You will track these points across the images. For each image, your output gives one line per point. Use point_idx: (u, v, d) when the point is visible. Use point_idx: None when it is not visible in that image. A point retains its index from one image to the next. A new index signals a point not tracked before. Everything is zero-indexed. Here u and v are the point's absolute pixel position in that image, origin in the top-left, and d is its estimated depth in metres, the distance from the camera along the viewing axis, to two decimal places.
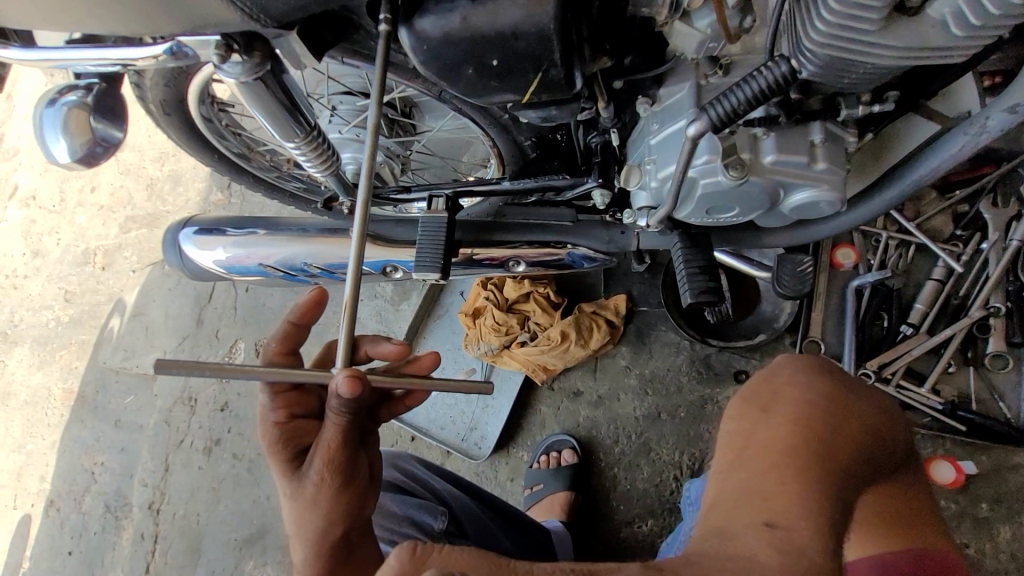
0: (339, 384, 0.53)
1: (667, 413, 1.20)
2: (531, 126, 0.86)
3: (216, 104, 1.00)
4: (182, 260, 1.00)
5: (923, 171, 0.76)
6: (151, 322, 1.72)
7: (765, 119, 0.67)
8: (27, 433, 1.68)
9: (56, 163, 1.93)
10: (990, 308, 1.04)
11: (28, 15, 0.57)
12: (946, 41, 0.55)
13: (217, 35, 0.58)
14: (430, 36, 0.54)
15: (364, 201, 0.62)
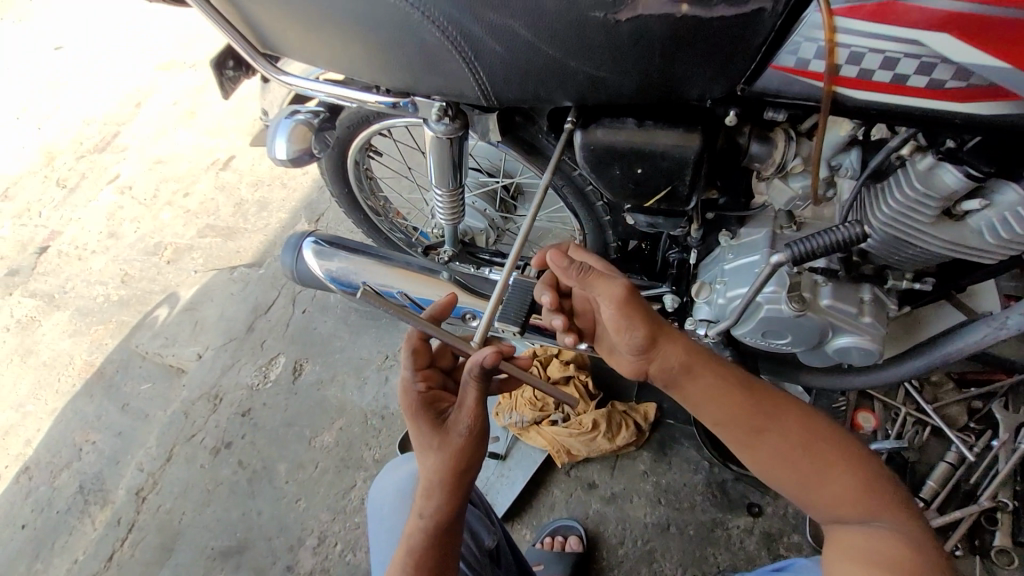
0: (485, 353, 0.64)
1: (677, 526, 1.23)
2: (622, 231, 1.02)
3: (366, 153, 1.18)
4: (294, 263, 1.16)
5: (948, 348, 0.88)
6: (202, 318, 1.74)
7: (827, 271, 0.83)
8: (31, 394, 1.68)
9: (161, 165, 2.09)
10: (998, 501, 1.10)
11: (313, 50, 0.75)
12: (981, 245, 0.72)
13: (438, 101, 0.77)
14: (598, 141, 0.72)
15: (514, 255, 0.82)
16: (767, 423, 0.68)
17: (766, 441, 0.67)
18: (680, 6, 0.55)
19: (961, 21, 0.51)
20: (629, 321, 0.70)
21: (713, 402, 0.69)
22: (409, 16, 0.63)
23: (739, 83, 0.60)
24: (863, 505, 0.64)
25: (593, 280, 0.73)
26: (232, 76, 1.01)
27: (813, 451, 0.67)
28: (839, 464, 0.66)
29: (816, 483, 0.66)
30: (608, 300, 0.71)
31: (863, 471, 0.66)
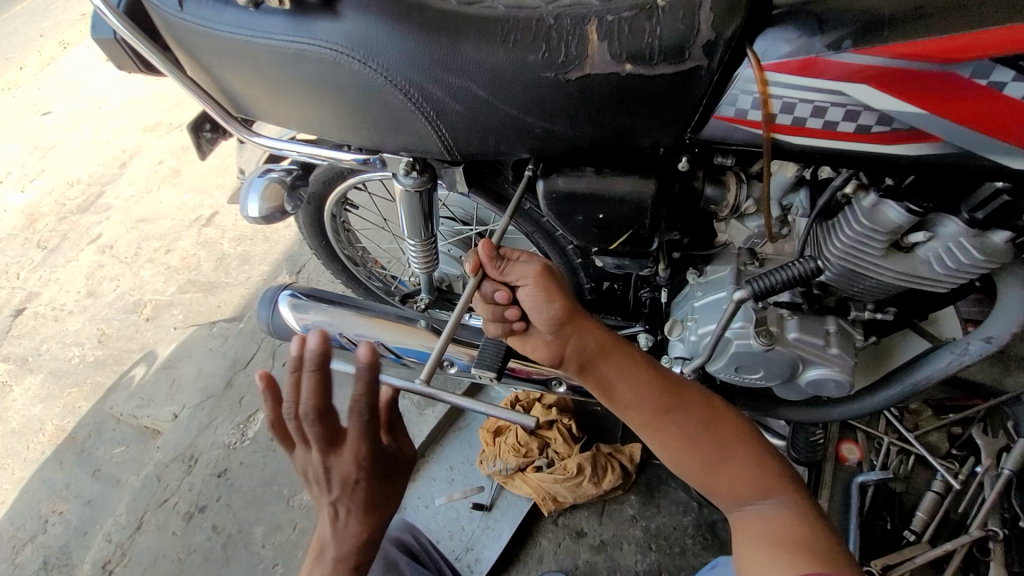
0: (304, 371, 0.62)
1: (669, 574, 1.19)
2: (595, 273, 1.04)
3: (343, 206, 1.20)
4: (269, 315, 1.16)
5: (919, 375, 0.90)
6: (179, 377, 1.70)
7: (790, 304, 0.85)
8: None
9: (143, 224, 2.10)
10: (987, 530, 1.07)
11: (284, 114, 0.78)
12: (932, 275, 0.74)
13: (405, 157, 0.80)
14: (560, 189, 0.74)
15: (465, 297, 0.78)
16: (672, 406, 0.74)
17: (672, 424, 0.73)
18: (624, 65, 0.59)
19: (879, 72, 0.55)
20: (549, 295, 0.76)
21: (624, 384, 0.75)
22: (374, 82, 0.66)
23: (687, 131, 0.64)
24: (760, 485, 0.70)
25: (509, 268, 0.79)
26: (209, 138, 1.04)
27: (715, 434, 0.73)
28: (730, 442, 0.72)
29: (718, 465, 0.71)
30: (530, 281, 0.77)
31: (757, 454, 0.73)
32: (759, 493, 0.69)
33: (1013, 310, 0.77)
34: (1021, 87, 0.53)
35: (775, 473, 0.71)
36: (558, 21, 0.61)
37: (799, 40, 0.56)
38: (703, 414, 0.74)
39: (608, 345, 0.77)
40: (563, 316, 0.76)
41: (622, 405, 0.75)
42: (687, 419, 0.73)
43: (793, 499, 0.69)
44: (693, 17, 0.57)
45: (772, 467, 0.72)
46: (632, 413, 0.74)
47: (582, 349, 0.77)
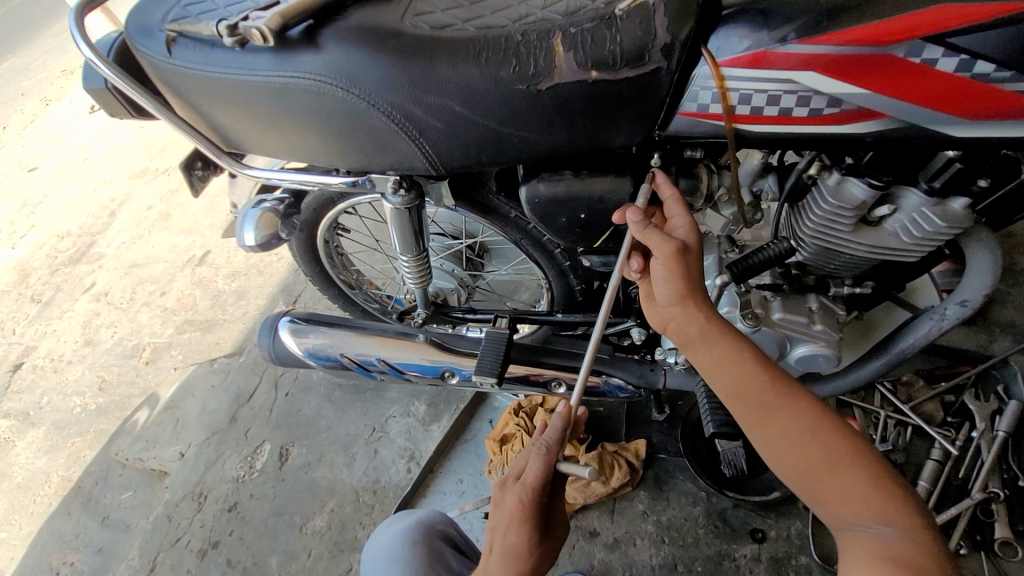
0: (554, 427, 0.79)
1: (684, 565, 1.20)
2: (585, 274, 1.07)
3: (335, 230, 1.24)
4: (271, 343, 1.18)
5: (903, 345, 0.93)
6: (183, 416, 1.71)
7: (772, 285, 0.89)
8: (4, 519, 1.61)
9: (137, 268, 2.12)
10: (990, 491, 1.11)
11: (274, 146, 0.82)
12: (902, 245, 0.78)
13: (392, 176, 0.83)
14: (542, 194, 0.78)
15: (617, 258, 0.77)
16: (779, 403, 0.67)
17: (777, 424, 0.66)
18: (590, 72, 0.63)
19: (823, 60, 0.59)
20: (676, 275, 0.71)
21: (724, 374, 0.70)
22: (357, 107, 0.70)
23: (654, 129, 0.68)
24: (872, 504, 0.61)
25: (648, 235, 0.72)
26: (201, 175, 1.07)
27: (828, 441, 0.64)
28: (837, 454, 0.64)
29: (824, 475, 0.63)
30: (660, 257, 0.71)
31: (874, 472, 0.63)
32: (870, 514, 0.60)
33: (983, 271, 0.81)
34: (952, 61, 0.57)
35: (893, 495, 0.61)
36: (525, 37, 0.65)
37: (748, 38, 0.60)
38: (808, 416, 0.66)
39: (712, 332, 0.71)
40: (680, 295, 0.72)
41: (724, 394, 0.70)
42: (795, 421, 0.66)
43: (915, 528, 0.59)
44: (650, 24, 0.61)
45: (889, 488, 0.62)
46: (733, 404, 0.69)
47: (688, 328, 0.72)
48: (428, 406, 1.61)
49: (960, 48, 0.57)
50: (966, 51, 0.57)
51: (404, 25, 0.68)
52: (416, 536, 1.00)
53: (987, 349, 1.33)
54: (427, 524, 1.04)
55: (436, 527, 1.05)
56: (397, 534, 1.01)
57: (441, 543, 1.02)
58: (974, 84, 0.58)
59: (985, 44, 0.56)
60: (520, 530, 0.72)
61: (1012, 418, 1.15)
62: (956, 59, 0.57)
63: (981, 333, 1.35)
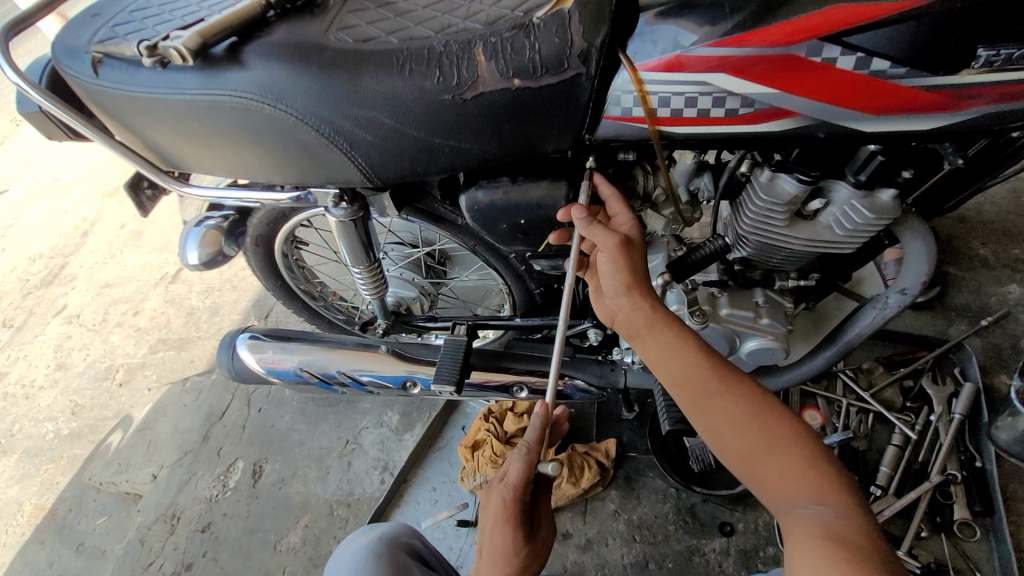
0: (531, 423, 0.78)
1: (656, 562, 1.20)
2: (541, 276, 1.08)
3: (293, 243, 1.23)
4: (230, 360, 1.18)
5: (850, 334, 0.94)
6: (156, 436, 1.69)
7: (718, 282, 0.91)
8: None
9: (109, 289, 2.09)
10: (948, 474, 1.12)
11: (212, 164, 0.82)
12: (836, 237, 0.79)
13: (332, 189, 0.83)
14: (481, 201, 0.78)
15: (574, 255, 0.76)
16: (718, 386, 0.67)
17: (717, 408, 0.66)
18: (513, 80, 0.64)
19: (733, 62, 0.60)
20: (620, 268, 0.73)
21: (668, 359, 0.70)
22: (286, 122, 0.70)
23: (583, 133, 0.68)
24: (809, 484, 0.60)
25: (593, 229, 0.74)
26: (150, 195, 1.07)
27: (767, 424, 0.64)
28: (777, 435, 0.63)
29: (763, 456, 0.63)
30: (605, 250, 0.73)
31: (814, 455, 0.62)
32: (807, 494, 0.59)
33: (919, 259, 0.82)
34: (850, 59, 0.58)
35: (830, 476, 0.60)
36: (447, 48, 0.65)
37: (661, 42, 0.62)
38: (749, 398, 0.66)
39: (658, 320, 0.72)
40: (626, 286, 0.73)
41: (668, 381, 0.70)
42: (734, 404, 0.66)
43: (850, 507, 0.57)
44: (566, 31, 0.62)
45: (827, 470, 0.61)
46: (676, 390, 0.69)
47: (634, 319, 0.73)
48: (402, 416, 1.60)
49: (857, 46, 0.58)
50: (862, 49, 0.58)
51: (328, 39, 0.68)
52: (378, 549, 0.97)
53: (944, 333, 1.35)
54: (390, 538, 1.00)
55: (401, 541, 1.01)
56: (360, 548, 0.98)
57: (405, 556, 0.98)
58: (875, 80, 0.59)
59: (879, 42, 0.57)
60: (507, 529, 0.72)
61: (967, 401, 1.18)
62: (854, 57, 0.58)
63: (938, 317, 1.38)
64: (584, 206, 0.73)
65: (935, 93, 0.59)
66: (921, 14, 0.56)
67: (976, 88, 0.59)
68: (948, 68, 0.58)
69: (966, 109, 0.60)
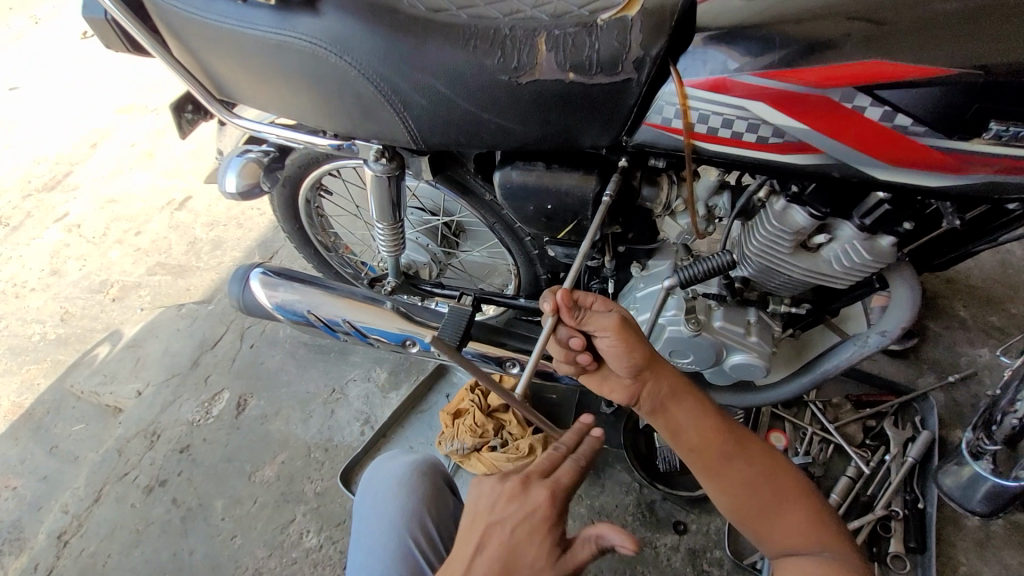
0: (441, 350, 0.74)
1: (610, 548, 1.28)
2: (551, 262, 1.13)
3: (318, 191, 1.26)
4: (241, 292, 1.22)
5: (828, 365, 1.01)
6: (145, 355, 1.72)
7: (718, 295, 0.97)
8: None
9: (114, 204, 2.10)
10: (891, 509, 1.21)
11: (265, 99, 0.85)
12: (834, 272, 0.85)
13: (375, 144, 0.88)
14: (514, 181, 0.84)
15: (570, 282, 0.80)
16: (735, 451, 0.73)
17: (735, 471, 0.71)
18: (568, 73, 0.69)
19: (772, 94, 0.65)
20: (627, 346, 0.78)
21: (688, 426, 0.75)
22: (347, 73, 0.74)
23: (622, 134, 0.73)
24: (816, 540, 0.67)
25: (587, 318, 0.80)
26: (190, 119, 1.10)
27: (780, 484, 0.71)
28: (785, 495, 0.70)
29: (776, 516, 0.69)
30: (608, 332, 0.79)
31: (817, 511, 0.70)
32: (817, 549, 0.66)
33: (905, 304, 0.89)
34: (877, 110, 0.64)
35: (832, 528, 0.69)
36: (512, 32, 0.70)
37: (711, 64, 0.67)
38: (760, 458, 0.73)
39: (680, 389, 0.78)
40: (641, 363, 0.78)
41: (686, 448, 0.74)
42: (751, 467, 0.71)
43: (850, 554, 0.66)
44: (626, 37, 0.67)
45: (828, 523, 0.69)
46: (693, 456, 0.74)
47: (658, 392, 0.78)
48: (390, 375, 1.64)
49: (885, 100, 0.63)
50: (889, 103, 0.63)
51: (402, 3, 0.73)
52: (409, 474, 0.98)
53: (913, 382, 1.43)
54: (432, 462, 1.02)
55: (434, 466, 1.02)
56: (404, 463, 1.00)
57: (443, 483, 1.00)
58: (895, 134, 0.64)
59: (906, 100, 0.63)
60: None
61: (922, 446, 1.25)
62: (881, 109, 0.64)
63: (911, 367, 1.46)
64: (571, 295, 0.80)
65: (947, 155, 0.64)
66: (947, 81, 0.61)
67: (983, 157, 0.64)
68: (961, 134, 0.63)
69: (972, 174, 0.65)
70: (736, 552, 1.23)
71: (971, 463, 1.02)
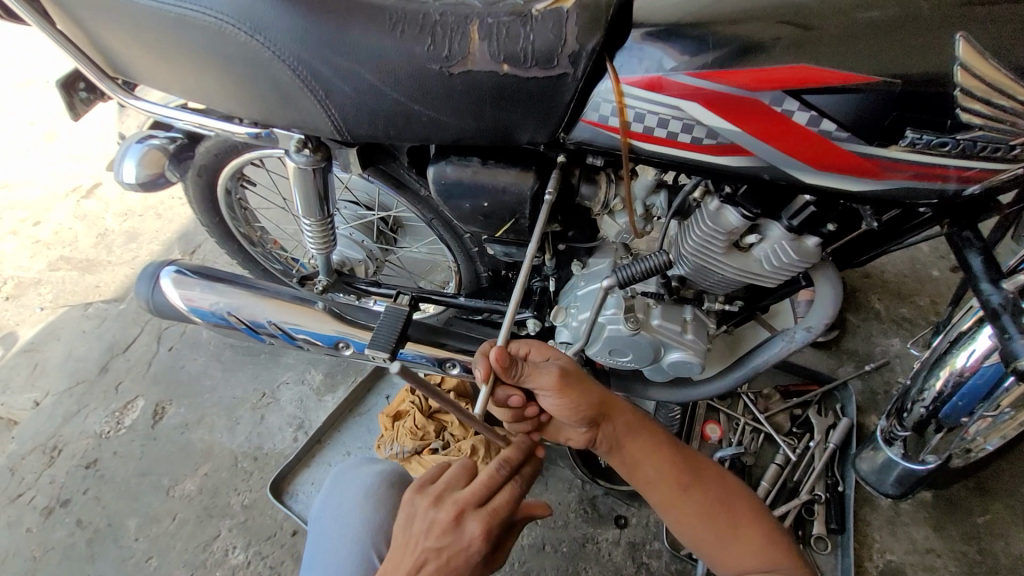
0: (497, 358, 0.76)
1: (552, 546, 1.27)
2: (491, 260, 1.09)
3: (240, 181, 1.16)
4: (150, 292, 1.11)
5: (759, 359, 1.04)
6: (44, 361, 1.55)
7: (655, 293, 0.97)
8: None
9: (6, 191, 1.88)
10: (814, 494, 1.27)
11: (169, 81, 0.76)
12: (764, 272, 0.86)
13: (297, 134, 0.81)
14: (448, 176, 0.80)
15: (510, 316, 0.80)
16: (690, 480, 0.77)
17: (691, 500, 0.75)
18: (502, 65, 0.66)
19: (706, 95, 0.65)
20: (572, 402, 0.75)
21: (646, 461, 0.78)
22: (260, 54, 0.68)
23: (559, 131, 0.71)
24: (768, 555, 0.72)
25: (526, 375, 0.76)
26: (84, 98, 0.98)
27: (731, 506, 0.76)
28: (735, 515, 0.75)
29: (730, 537, 0.73)
30: (547, 390, 0.75)
31: (767, 527, 0.75)
32: (772, 565, 0.71)
33: (828, 301, 0.92)
34: (805, 115, 0.65)
35: (780, 542, 0.74)
36: (443, 18, 0.66)
37: (646, 61, 0.66)
38: (712, 483, 0.77)
39: (636, 425, 0.80)
40: (589, 418, 0.76)
41: (645, 483, 0.78)
42: (705, 496, 0.76)
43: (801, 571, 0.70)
44: (561, 29, 0.65)
45: (777, 537, 0.74)
46: (651, 489, 0.77)
47: (612, 434, 0.78)
48: (325, 376, 1.54)
49: (813, 105, 0.64)
50: (816, 109, 0.64)
51: None
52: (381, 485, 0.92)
53: (834, 372, 1.52)
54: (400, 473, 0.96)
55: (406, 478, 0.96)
56: (373, 473, 0.94)
57: None
58: (821, 139, 0.66)
59: (831, 105, 0.64)
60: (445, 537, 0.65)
61: (842, 432, 1.32)
62: (808, 114, 0.65)
63: (832, 357, 1.55)
64: (503, 356, 0.76)
65: (868, 160, 0.67)
66: (869, 89, 0.63)
67: (899, 163, 0.66)
68: (882, 141, 0.65)
69: (889, 179, 0.68)
70: (674, 543, 1.25)
71: (884, 449, 1.09)
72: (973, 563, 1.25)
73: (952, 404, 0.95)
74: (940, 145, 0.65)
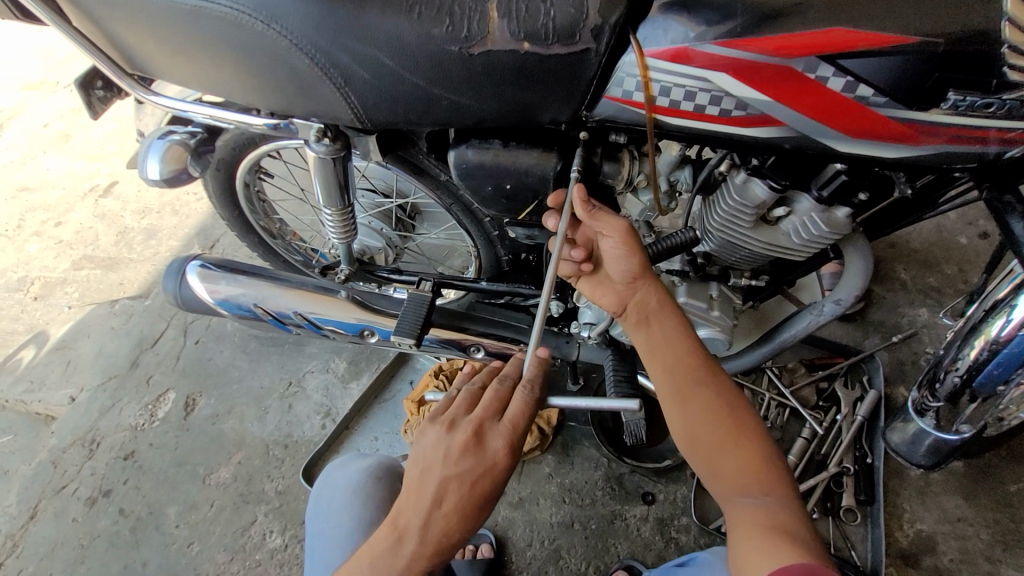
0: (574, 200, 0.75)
1: (580, 523, 1.28)
2: (512, 244, 1.10)
3: (257, 174, 1.16)
4: (177, 287, 1.12)
5: (787, 334, 1.02)
6: (76, 358, 1.59)
7: (680, 272, 0.96)
8: None
9: (28, 193, 1.92)
10: (843, 466, 1.27)
11: (187, 76, 0.77)
12: (793, 245, 0.85)
13: (316, 123, 0.80)
14: (470, 160, 0.79)
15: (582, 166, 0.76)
16: (707, 378, 0.73)
17: (700, 396, 0.72)
18: (523, 43, 0.64)
19: (735, 64, 0.63)
20: (630, 252, 0.77)
21: (666, 349, 0.75)
22: (278, 44, 0.67)
23: (582, 108, 0.70)
24: (761, 478, 0.66)
25: (598, 215, 0.77)
26: (102, 96, 0.98)
27: (738, 417, 0.70)
28: (738, 430, 0.69)
29: (726, 447, 0.68)
30: (614, 233, 0.77)
31: (767, 450, 0.68)
32: (759, 488, 0.65)
33: (858, 274, 0.90)
34: (840, 81, 0.62)
35: (779, 473, 0.67)
36: None
37: (672, 33, 0.64)
38: (726, 390, 0.73)
39: (667, 306, 0.79)
40: (637, 273, 0.78)
41: (659, 368, 0.75)
42: (715, 398, 0.71)
43: (797, 505, 0.64)
44: (583, 3, 0.63)
45: (775, 465, 0.67)
46: (665, 377, 0.74)
47: (646, 303, 0.79)
48: (349, 364, 1.56)
49: (848, 70, 0.62)
50: (851, 74, 0.62)
51: None
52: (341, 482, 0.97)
53: (860, 344, 1.50)
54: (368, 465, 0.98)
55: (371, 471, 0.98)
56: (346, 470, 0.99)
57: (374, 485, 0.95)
58: (856, 105, 0.64)
59: (868, 70, 0.62)
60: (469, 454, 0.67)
61: (869, 405, 1.31)
62: (843, 79, 0.62)
63: (858, 329, 1.53)
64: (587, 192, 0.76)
65: (907, 126, 0.64)
66: (908, 51, 0.61)
67: (938, 126, 0.64)
68: (922, 105, 0.63)
69: (927, 144, 0.65)
70: (702, 518, 1.26)
71: (915, 420, 1.05)
72: (1006, 531, 1.24)
73: (987, 372, 0.93)
74: (985, 107, 0.62)
